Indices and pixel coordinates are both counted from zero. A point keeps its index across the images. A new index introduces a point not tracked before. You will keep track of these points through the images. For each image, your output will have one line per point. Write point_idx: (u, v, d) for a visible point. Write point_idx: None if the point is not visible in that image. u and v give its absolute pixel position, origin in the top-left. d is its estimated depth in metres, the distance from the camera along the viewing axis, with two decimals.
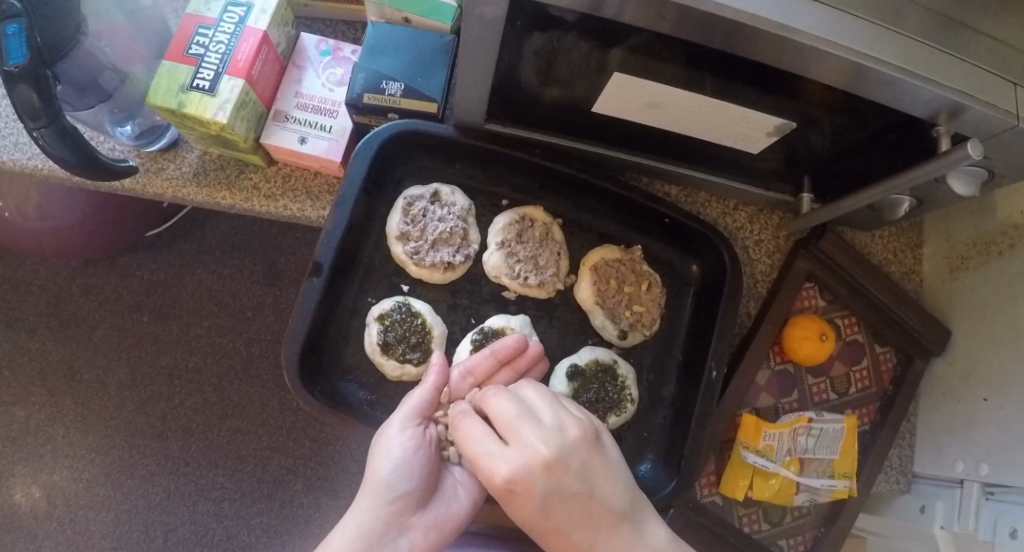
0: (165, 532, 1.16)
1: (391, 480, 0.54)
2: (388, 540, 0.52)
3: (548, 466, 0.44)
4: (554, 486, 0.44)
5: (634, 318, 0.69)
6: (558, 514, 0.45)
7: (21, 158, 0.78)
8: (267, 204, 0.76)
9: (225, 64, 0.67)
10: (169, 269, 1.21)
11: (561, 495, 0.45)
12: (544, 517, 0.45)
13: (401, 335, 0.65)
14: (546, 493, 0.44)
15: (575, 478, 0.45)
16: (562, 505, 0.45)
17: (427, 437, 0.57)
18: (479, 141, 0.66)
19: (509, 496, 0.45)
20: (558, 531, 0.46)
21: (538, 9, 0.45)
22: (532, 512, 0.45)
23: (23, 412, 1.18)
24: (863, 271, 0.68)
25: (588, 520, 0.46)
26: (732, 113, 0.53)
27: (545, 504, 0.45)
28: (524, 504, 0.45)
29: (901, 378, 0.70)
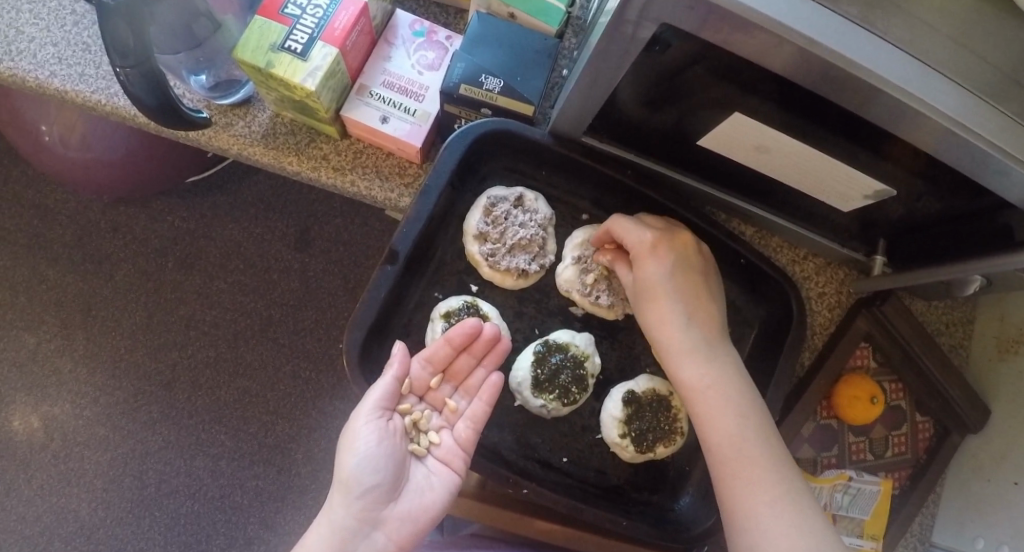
0: (158, 481, 1.16)
1: (360, 474, 0.55)
2: (361, 535, 0.55)
3: (689, 253, 0.60)
4: (689, 271, 0.59)
5: None
6: (679, 288, 0.58)
7: (85, 90, 0.76)
8: (334, 177, 0.74)
9: (321, 30, 0.65)
10: (201, 219, 1.20)
11: (683, 276, 0.59)
12: (669, 286, 0.58)
13: None
14: (679, 266, 0.59)
15: (695, 276, 0.59)
16: (683, 284, 0.59)
17: (391, 428, 0.58)
18: (568, 151, 0.65)
19: (648, 247, 0.59)
20: (672, 294, 0.58)
21: (674, 45, 0.45)
22: (661, 270, 0.59)
23: (34, 339, 1.18)
24: (921, 340, 0.68)
25: (698, 312, 0.58)
26: (840, 172, 0.53)
27: (672, 273, 0.59)
28: (659, 260, 0.59)
29: (936, 450, 0.71)
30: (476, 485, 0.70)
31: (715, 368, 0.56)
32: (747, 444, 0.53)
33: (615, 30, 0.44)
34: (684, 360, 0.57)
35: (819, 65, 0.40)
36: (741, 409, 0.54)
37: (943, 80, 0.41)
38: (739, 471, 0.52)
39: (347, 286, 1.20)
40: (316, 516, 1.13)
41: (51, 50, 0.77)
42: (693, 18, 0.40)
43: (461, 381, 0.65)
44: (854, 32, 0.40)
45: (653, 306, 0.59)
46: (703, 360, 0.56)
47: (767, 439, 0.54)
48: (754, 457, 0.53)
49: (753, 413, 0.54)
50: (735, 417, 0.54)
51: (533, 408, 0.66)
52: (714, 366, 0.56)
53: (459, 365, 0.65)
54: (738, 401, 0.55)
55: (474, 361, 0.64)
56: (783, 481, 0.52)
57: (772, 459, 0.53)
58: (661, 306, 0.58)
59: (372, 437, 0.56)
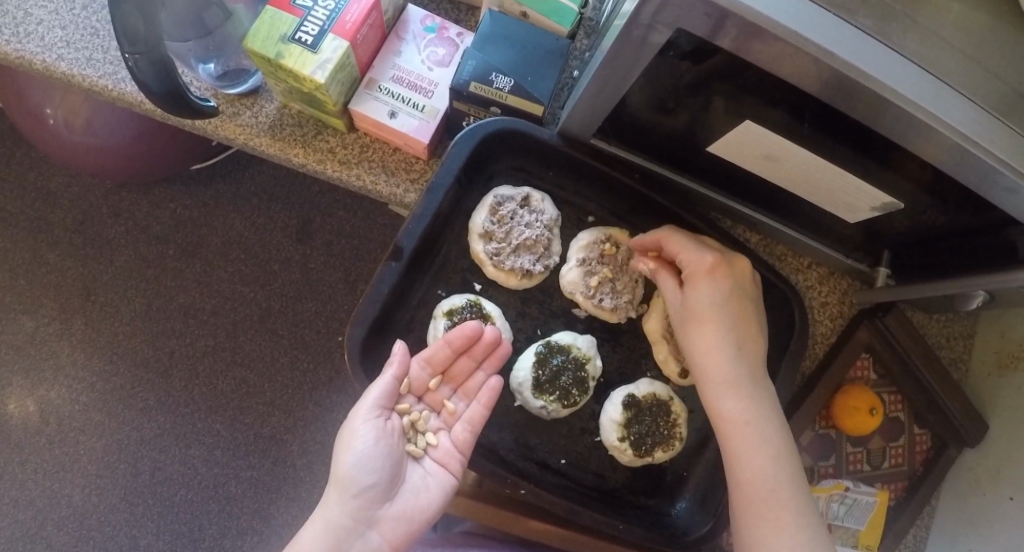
0: (153, 468, 1.16)
1: (356, 474, 0.55)
2: (356, 534, 0.55)
3: (745, 282, 0.58)
4: (744, 301, 0.58)
5: None
6: (734, 317, 0.57)
7: (92, 75, 0.76)
8: (340, 170, 0.74)
9: (332, 22, 0.65)
10: (203, 207, 1.20)
11: (737, 304, 0.57)
12: (724, 313, 0.57)
13: None
14: (734, 296, 0.57)
15: (747, 306, 0.58)
16: (737, 313, 0.57)
17: (389, 428, 0.58)
18: (577, 153, 0.65)
19: (704, 271, 0.57)
20: (724, 322, 0.57)
21: (688, 51, 0.45)
22: (718, 296, 0.57)
23: (32, 323, 1.17)
24: (922, 354, 0.68)
25: (748, 344, 0.57)
26: (849, 184, 0.53)
27: (727, 302, 0.57)
28: (715, 287, 0.57)
29: (933, 463, 0.71)
30: (474, 483, 0.71)
31: (758, 405, 0.55)
32: (778, 487, 0.53)
33: (630, 34, 0.44)
34: (727, 392, 0.56)
35: (834, 77, 0.40)
36: (778, 450, 0.54)
37: (957, 96, 0.41)
38: (767, 511, 0.53)
39: (348, 279, 1.20)
40: (310, 509, 1.13)
41: (59, 33, 0.76)
42: (709, 25, 0.40)
43: (460, 382, 0.65)
44: (870, 44, 0.40)
45: (703, 331, 0.57)
46: (747, 395, 0.55)
47: (795, 482, 0.54)
48: (783, 501, 0.53)
49: (789, 455, 0.54)
50: (770, 457, 0.54)
51: (532, 409, 0.66)
52: (757, 402, 0.56)
53: (459, 367, 0.64)
54: (776, 442, 0.55)
55: (474, 364, 0.64)
56: (809, 529, 0.52)
57: (798, 503, 0.53)
58: (711, 333, 0.57)
59: (369, 437, 0.56)
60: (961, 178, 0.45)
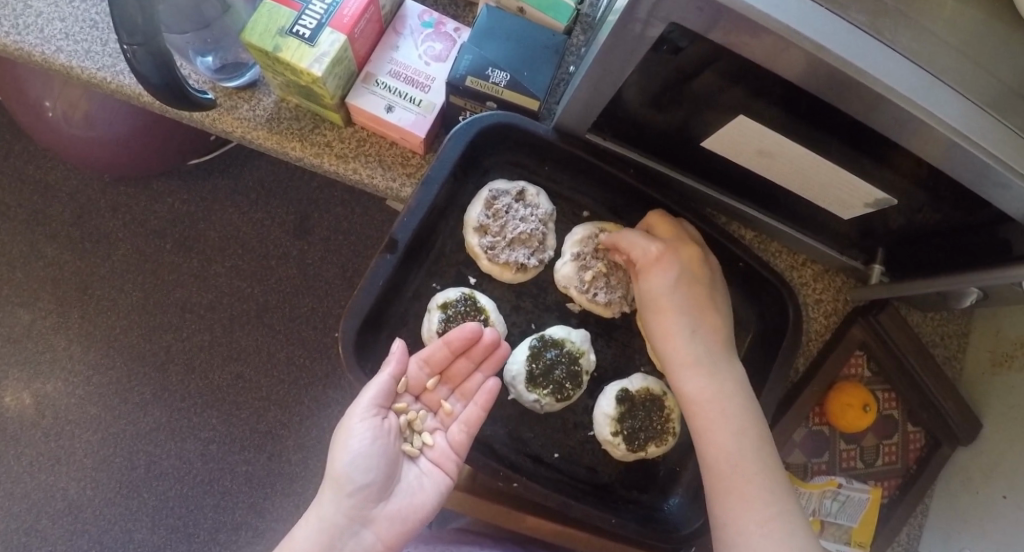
0: (148, 462, 1.16)
1: (351, 472, 0.55)
2: (350, 533, 0.55)
3: (700, 266, 0.60)
4: (697, 285, 0.60)
5: None
6: (686, 300, 0.60)
7: (91, 67, 0.76)
8: (337, 163, 0.74)
9: (329, 16, 0.65)
10: (201, 202, 1.20)
11: (690, 288, 0.60)
12: (676, 299, 0.60)
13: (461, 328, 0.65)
14: (687, 280, 0.60)
15: (701, 289, 0.60)
16: (690, 296, 0.60)
17: (386, 428, 0.58)
18: (572, 147, 0.65)
19: (655, 260, 0.61)
20: (678, 306, 0.59)
21: (682, 45, 0.45)
22: (669, 282, 0.60)
23: (29, 316, 1.18)
24: (916, 352, 0.68)
25: (704, 325, 0.59)
26: (842, 180, 0.53)
27: (679, 285, 0.60)
28: (666, 273, 0.60)
29: (926, 460, 0.71)
30: (467, 477, 0.71)
31: (718, 383, 0.57)
32: (743, 462, 0.54)
33: (624, 27, 0.44)
34: (686, 373, 0.58)
35: (826, 72, 0.40)
36: (741, 425, 0.55)
37: (948, 91, 0.41)
38: (735, 487, 0.54)
39: (345, 275, 1.20)
40: (305, 504, 1.13)
41: (58, 25, 0.76)
42: (702, 18, 0.40)
43: (458, 383, 0.65)
44: (862, 39, 0.40)
45: (659, 318, 0.60)
46: (705, 374, 0.57)
47: (763, 456, 0.55)
48: (749, 475, 0.54)
49: (753, 429, 0.55)
50: (733, 432, 0.55)
51: (525, 403, 0.67)
52: (717, 381, 0.57)
53: (457, 368, 0.64)
54: (739, 418, 0.56)
55: (472, 365, 0.64)
56: (778, 502, 0.53)
57: (767, 477, 0.54)
58: (666, 319, 0.59)
59: (365, 436, 0.56)
60: (953, 173, 0.45)
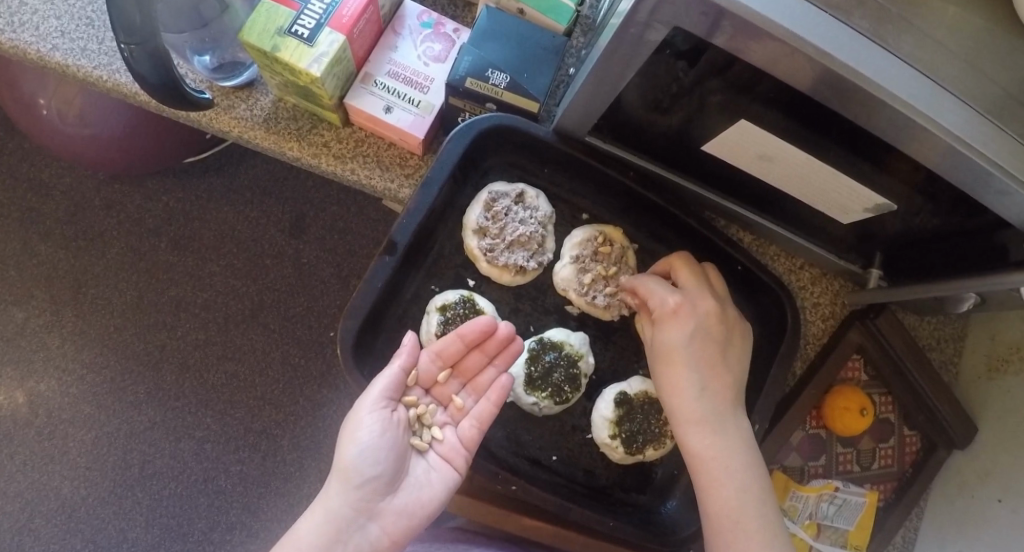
0: (142, 462, 1.15)
1: (358, 465, 0.54)
2: (356, 526, 0.54)
3: (716, 320, 0.59)
4: (711, 340, 0.59)
5: None
6: (700, 353, 0.58)
7: (86, 65, 0.75)
8: (335, 164, 0.74)
9: (328, 16, 0.65)
10: (196, 200, 1.19)
11: (705, 340, 0.59)
12: (690, 351, 0.58)
13: None
14: (702, 335, 0.59)
15: (717, 340, 0.59)
16: (703, 349, 0.58)
17: (395, 420, 0.58)
18: (572, 150, 0.64)
19: (670, 310, 0.59)
20: (689, 361, 0.58)
21: (684, 49, 0.44)
22: (682, 337, 0.58)
23: (22, 314, 1.17)
24: (914, 356, 0.68)
25: (716, 379, 0.58)
26: (842, 185, 0.53)
27: (691, 340, 0.58)
28: (680, 326, 0.59)
29: (922, 464, 0.71)
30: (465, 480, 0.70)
31: (724, 443, 0.57)
32: (745, 519, 0.55)
33: (627, 32, 0.44)
34: (692, 429, 0.57)
35: (832, 77, 0.40)
36: (746, 487, 0.56)
37: (948, 98, 0.41)
38: (733, 541, 0.54)
39: (340, 274, 1.19)
40: (300, 503, 1.13)
41: (53, 23, 0.76)
42: (706, 23, 0.40)
43: (470, 377, 0.65)
44: (863, 45, 0.40)
45: (669, 371, 0.59)
46: (713, 434, 0.57)
47: (767, 514, 0.55)
48: (751, 532, 0.54)
49: (755, 487, 0.56)
50: (736, 490, 0.55)
51: (524, 405, 0.67)
52: (724, 441, 0.57)
53: (469, 361, 0.64)
54: (742, 476, 0.56)
55: (484, 360, 0.64)
56: None
57: (767, 533, 0.55)
58: (677, 372, 0.58)
59: (374, 428, 0.56)
60: (954, 179, 0.45)
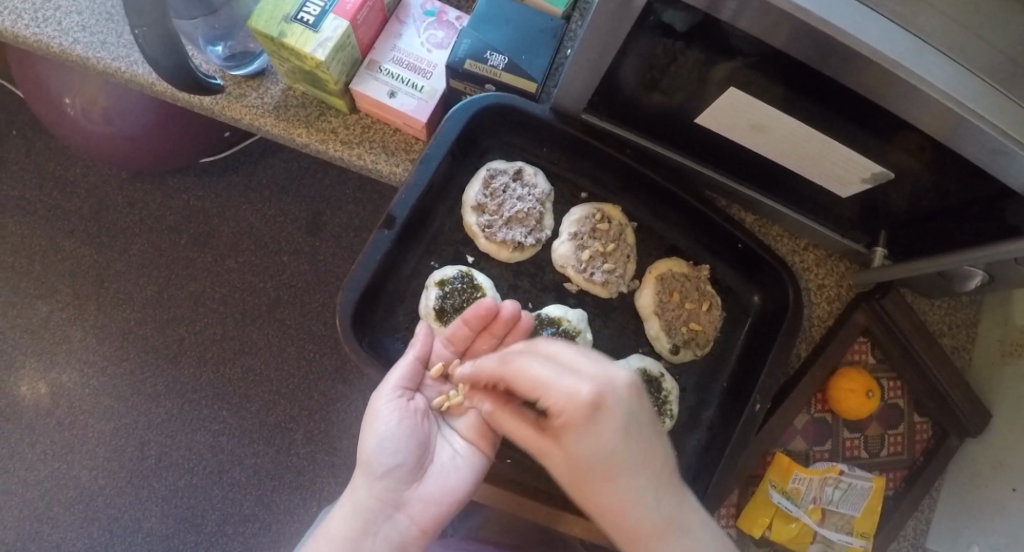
0: (158, 454, 1.17)
1: (378, 454, 0.55)
2: (384, 518, 0.54)
3: (641, 404, 0.44)
4: (644, 427, 0.44)
5: (688, 335, 0.68)
6: (632, 450, 0.43)
7: (106, 58, 0.79)
8: (342, 149, 0.76)
9: (333, 3, 0.67)
10: (215, 199, 1.23)
11: (640, 427, 0.44)
12: (625, 460, 0.43)
13: (458, 304, 0.66)
14: (632, 428, 0.44)
15: (650, 418, 0.45)
16: (638, 442, 0.44)
17: (412, 408, 0.59)
18: (569, 128, 0.65)
19: (594, 411, 0.43)
20: (626, 472, 0.43)
21: (668, 16, 0.45)
22: (611, 443, 0.43)
23: (47, 308, 1.20)
24: (922, 336, 0.67)
25: (659, 471, 0.44)
26: (837, 153, 0.53)
27: (627, 439, 0.43)
28: (606, 425, 0.43)
29: (934, 451, 0.68)
30: None
31: (692, 540, 0.44)
32: None
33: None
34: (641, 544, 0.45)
35: (812, 37, 0.39)
36: None
37: (933, 52, 0.40)
38: None
39: None
40: (313, 497, 1.14)
41: (75, 18, 0.79)
42: None
43: (484, 362, 0.65)
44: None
45: (603, 485, 0.44)
46: (679, 534, 0.43)
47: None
48: None
49: None
50: None
51: None
52: (691, 539, 0.44)
53: (482, 345, 0.64)
54: None
55: (495, 342, 0.64)
56: None
57: None
58: (617, 491, 0.43)
59: (391, 416, 0.57)
60: (946, 139, 0.44)
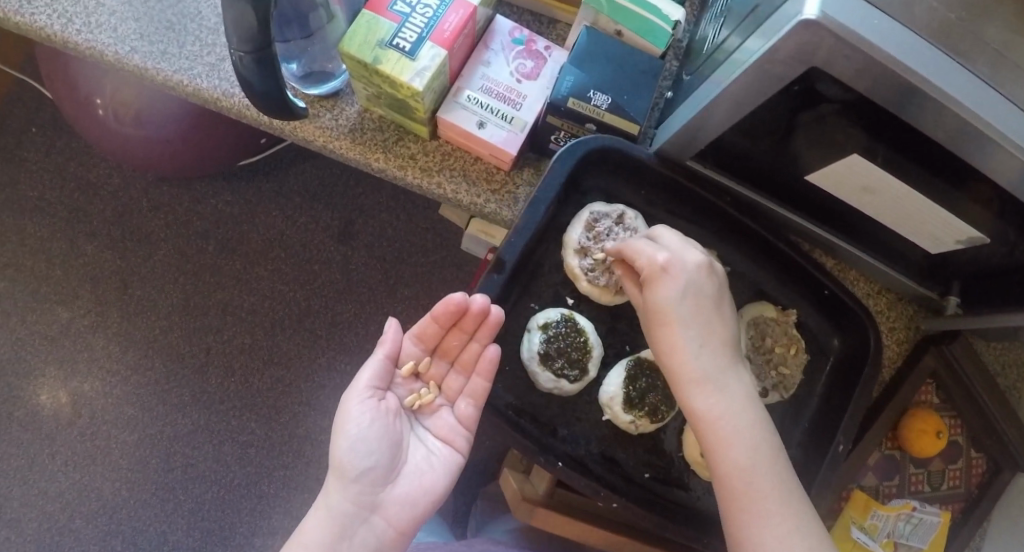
0: (185, 466, 1.14)
1: (353, 458, 0.59)
2: (360, 520, 0.59)
3: (705, 275, 0.54)
4: (704, 295, 0.54)
5: (778, 378, 0.72)
6: (694, 305, 0.53)
7: (166, 69, 0.73)
8: (421, 177, 0.74)
9: (429, 30, 0.65)
10: (244, 204, 1.20)
11: (703, 294, 0.54)
12: (684, 312, 0.53)
13: (563, 348, 0.68)
14: (694, 293, 0.54)
15: (711, 295, 0.54)
16: (698, 304, 0.53)
17: (383, 407, 0.62)
18: (672, 174, 0.66)
19: (663, 271, 0.54)
20: (684, 320, 0.53)
21: (817, 85, 0.45)
22: (674, 294, 0.53)
23: (67, 313, 1.17)
24: (984, 381, 0.70)
25: (713, 335, 0.54)
26: (941, 220, 0.53)
27: (688, 298, 0.53)
28: (673, 284, 0.53)
29: (988, 483, 0.73)
30: (546, 493, 0.77)
31: (728, 397, 0.52)
32: (762, 481, 0.50)
33: (765, 73, 0.45)
34: (695, 390, 0.52)
35: (969, 129, 0.41)
36: (758, 446, 0.51)
37: None
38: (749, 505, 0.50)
39: (388, 282, 1.19)
40: None
41: (131, 25, 0.73)
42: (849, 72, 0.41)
43: (456, 357, 0.69)
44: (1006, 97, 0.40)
45: (665, 332, 0.53)
46: (716, 387, 0.52)
47: (783, 477, 0.51)
48: (767, 494, 0.50)
49: (769, 451, 0.52)
50: (750, 454, 0.51)
51: (620, 422, 0.69)
52: (727, 396, 0.52)
53: (452, 342, 0.68)
54: (759, 446, 0.52)
55: (467, 337, 0.67)
56: (808, 539, 0.49)
57: (788, 496, 0.51)
58: (672, 334, 0.53)
59: (363, 418, 0.60)
60: None
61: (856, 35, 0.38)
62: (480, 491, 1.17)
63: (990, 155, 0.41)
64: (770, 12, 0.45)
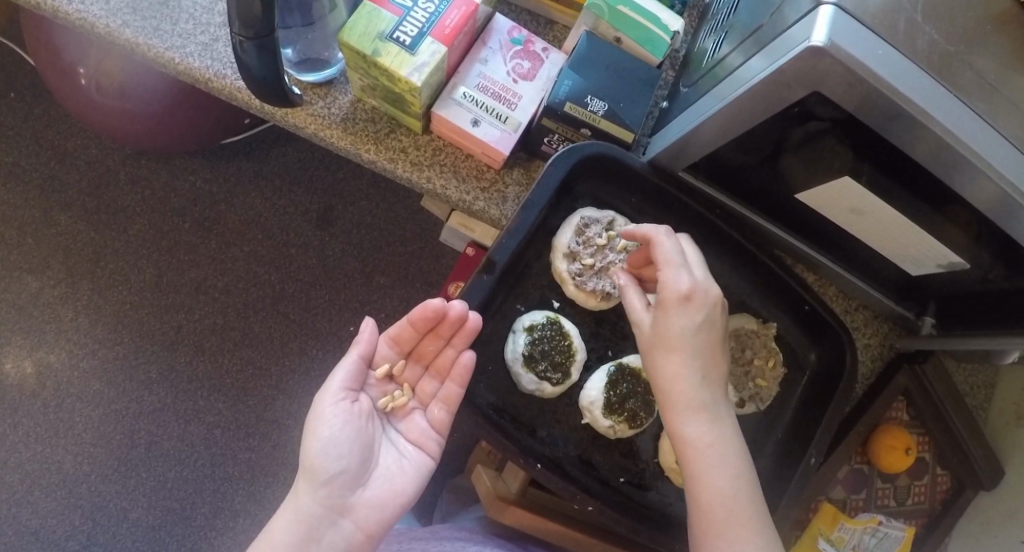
0: (149, 443, 1.12)
1: (323, 461, 0.59)
2: (329, 522, 0.59)
3: (717, 306, 0.53)
4: (714, 326, 0.52)
5: (753, 390, 0.74)
6: (700, 332, 0.52)
7: (158, 46, 0.71)
8: (410, 171, 0.74)
9: (431, 25, 0.64)
10: (224, 183, 1.18)
11: (710, 325, 0.52)
12: (692, 342, 0.52)
13: (546, 351, 0.69)
14: (707, 325, 0.52)
15: (717, 326, 0.53)
16: (705, 333, 0.52)
17: (355, 410, 0.62)
18: (664, 182, 0.68)
19: (683, 299, 0.51)
20: (692, 350, 0.52)
21: (814, 110, 0.46)
22: (686, 322, 0.51)
23: (36, 282, 1.14)
24: (954, 403, 0.73)
25: (711, 365, 0.53)
26: (923, 243, 0.54)
27: (700, 330, 0.52)
28: (690, 314, 0.51)
29: (951, 500, 0.77)
30: (518, 492, 0.76)
31: (719, 430, 0.53)
32: (738, 506, 0.51)
33: (763, 90, 0.45)
34: (688, 416, 0.52)
35: (961, 162, 0.41)
36: (737, 474, 0.52)
37: None
38: (722, 527, 0.51)
39: (365, 269, 1.18)
40: None
41: None
42: (848, 96, 0.41)
43: (431, 362, 0.68)
44: (998, 130, 0.40)
45: (668, 358, 0.52)
46: (709, 419, 0.52)
47: (756, 504, 0.52)
48: (741, 518, 0.51)
49: (747, 477, 0.53)
50: (730, 480, 0.52)
51: (599, 427, 0.70)
52: (719, 429, 0.53)
53: (427, 346, 0.68)
54: (740, 475, 0.52)
55: (442, 342, 0.67)
56: None
57: (759, 520, 0.52)
58: (676, 362, 0.52)
59: (334, 421, 0.60)
60: None
61: (858, 63, 0.38)
62: (446, 483, 1.16)
63: (978, 185, 0.42)
64: (773, 33, 0.45)
